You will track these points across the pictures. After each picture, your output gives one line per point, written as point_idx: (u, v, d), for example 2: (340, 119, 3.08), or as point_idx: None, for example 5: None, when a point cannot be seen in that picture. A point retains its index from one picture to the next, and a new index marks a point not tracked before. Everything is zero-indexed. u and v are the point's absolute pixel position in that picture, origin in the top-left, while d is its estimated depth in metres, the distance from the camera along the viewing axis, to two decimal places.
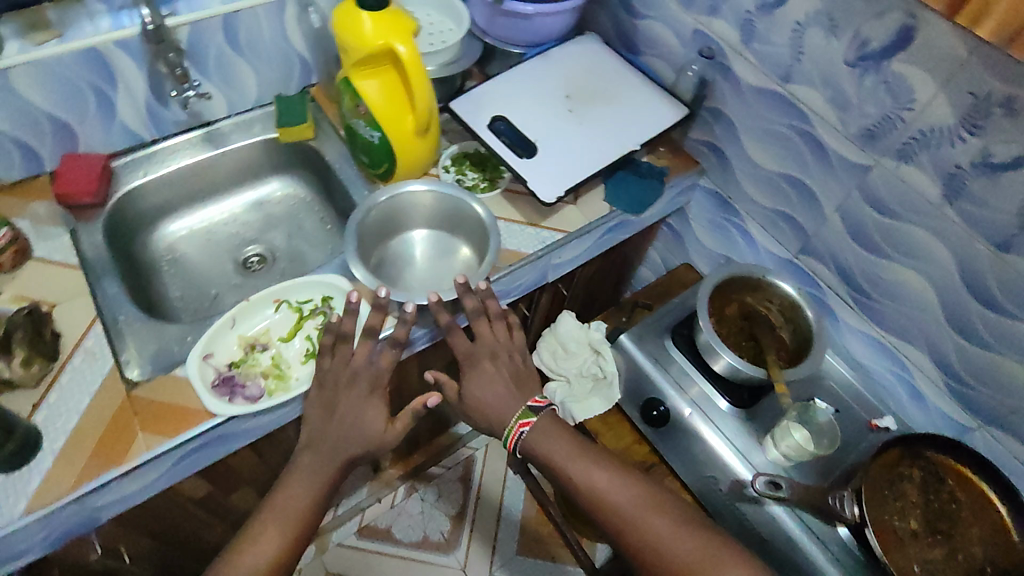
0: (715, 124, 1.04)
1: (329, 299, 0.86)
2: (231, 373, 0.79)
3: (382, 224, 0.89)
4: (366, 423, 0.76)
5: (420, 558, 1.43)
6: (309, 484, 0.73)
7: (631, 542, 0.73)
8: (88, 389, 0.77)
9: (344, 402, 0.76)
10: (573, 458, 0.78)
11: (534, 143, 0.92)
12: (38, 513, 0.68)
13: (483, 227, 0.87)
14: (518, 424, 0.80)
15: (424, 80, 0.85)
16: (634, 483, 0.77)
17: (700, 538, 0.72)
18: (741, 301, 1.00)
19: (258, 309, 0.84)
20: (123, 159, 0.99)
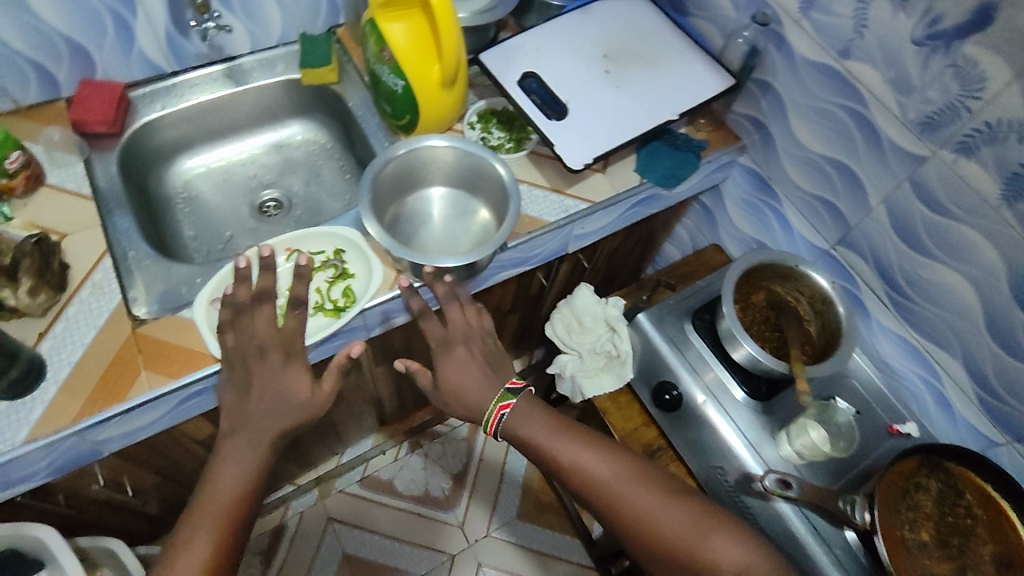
0: (762, 98, 0.97)
1: (341, 252, 0.85)
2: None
3: (398, 180, 0.85)
4: (286, 398, 0.71)
5: (420, 513, 1.46)
6: (233, 472, 0.69)
7: (620, 519, 0.73)
8: (94, 323, 0.76)
9: (264, 373, 0.72)
10: (555, 438, 0.76)
11: (565, 104, 0.86)
12: (38, 443, 0.69)
13: (503, 193, 0.83)
14: (498, 406, 0.77)
15: (452, 25, 0.80)
16: (618, 459, 0.76)
17: (687, 509, 0.73)
18: (770, 289, 0.97)
19: (269, 256, 0.83)
20: (143, 89, 0.96)
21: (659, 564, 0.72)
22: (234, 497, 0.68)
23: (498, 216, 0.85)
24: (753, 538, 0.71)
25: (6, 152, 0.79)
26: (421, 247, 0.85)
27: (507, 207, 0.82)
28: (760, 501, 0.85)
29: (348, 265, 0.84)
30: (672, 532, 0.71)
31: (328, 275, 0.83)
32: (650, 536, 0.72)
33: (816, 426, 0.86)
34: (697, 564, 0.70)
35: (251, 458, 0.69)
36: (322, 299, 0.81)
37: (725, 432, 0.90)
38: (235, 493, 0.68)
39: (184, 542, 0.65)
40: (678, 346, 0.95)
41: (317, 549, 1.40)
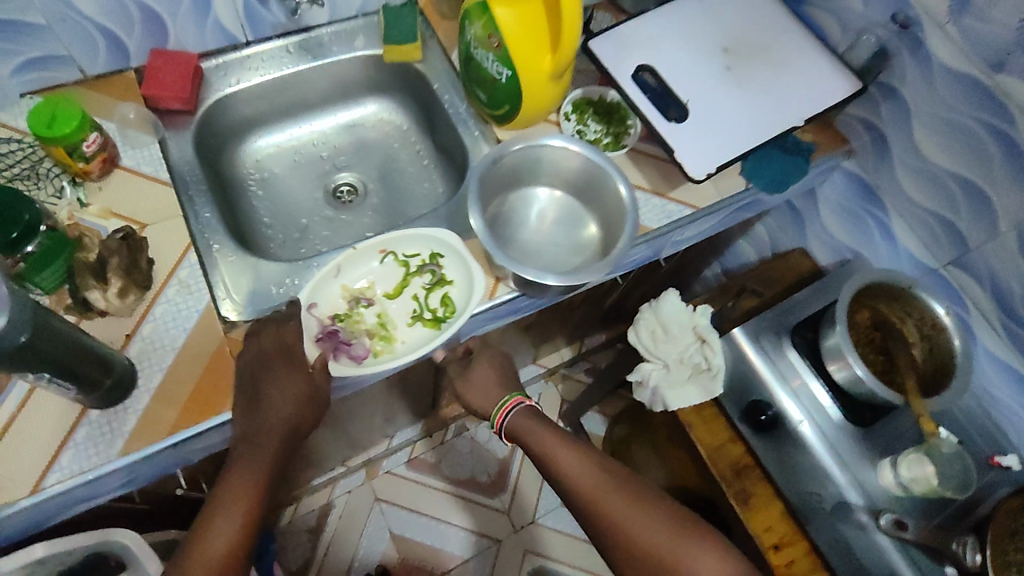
0: (883, 103, 0.90)
1: (439, 256, 0.79)
2: (335, 327, 0.74)
3: (513, 170, 0.80)
4: (285, 402, 0.66)
5: (467, 496, 1.47)
6: (245, 475, 0.64)
7: (599, 521, 0.74)
8: (184, 325, 0.72)
9: (263, 376, 0.67)
10: (549, 440, 0.79)
11: (685, 104, 0.79)
12: (137, 456, 0.66)
13: (618, 218, 0.77)
14: (513, 398, 0.83)
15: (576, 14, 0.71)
16: (602, 463, 0.77)
17: (668, 517, 0.73)
18: (875, 308, 0.93)
19: (363, 258, 0.78)
20: (215, 60, 0.88)
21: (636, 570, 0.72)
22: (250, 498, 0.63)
23: (604, 244, 0.79)
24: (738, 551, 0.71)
25: (83, 135, 0.71)
26: (520, 252, 0.79)
27: (618, 237, 0.76)
28: (857, 530, 0.86)
29: (445, 270, 0.79)
30: (651, 539, 0.71)
31: (426, 281, 0.79)
32: (627, 542, 0.72)
33: (921, 460, 0.82)
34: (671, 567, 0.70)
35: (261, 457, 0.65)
36: (421, 308, 0.77)
37: (824, 458, 0.89)
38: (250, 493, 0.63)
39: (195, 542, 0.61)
40: (774, 364, 0.93)
41: (365, 529, 1.41)
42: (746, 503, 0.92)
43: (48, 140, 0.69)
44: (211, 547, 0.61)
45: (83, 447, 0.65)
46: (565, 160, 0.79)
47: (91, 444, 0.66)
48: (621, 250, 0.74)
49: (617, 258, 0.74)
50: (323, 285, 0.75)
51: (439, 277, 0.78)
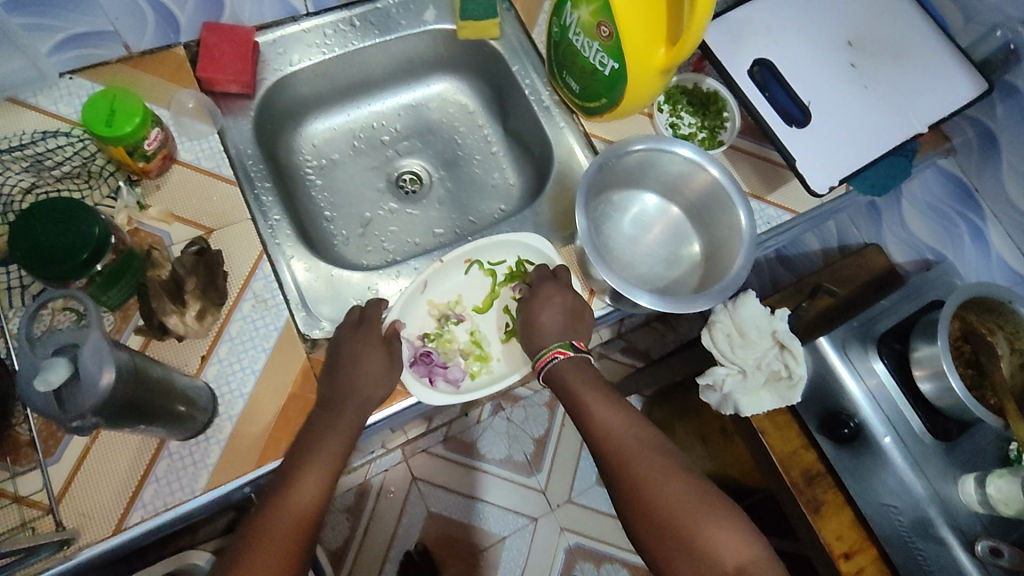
0: (999, 102, 0.84)
1: (527, 263, 0.74)
2: (428, 349, 0.71)
3: (624, 173, 0.75)
4: (360, 384, 0.63)
5: (503, 475, 1.44)
6: (314, 456, 0.59)
7: (625, 483, 0.62)
8: (263, 345, 0.65)
9: (349, 348, 0.64)
10: (583, 387, 0.66)
11: (807, 105, 0.72)
12: (220, 491, 0.61)
13: (727, 242, 0.72)
14: (556, 350, 0.66)
15: (707, 16, 0.62)
16: (637, 420, 0.65)
17: (701, 492, 0.61)
18: (964, 318, 0.88)
19: (449, 270, 0.73)
20: (273, 34, 0.78)
21: (653, 547, 0.60)
22: (321, 481, 0.58)
23: (704, 270, 0.74)
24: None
25: (145, 132, 0.63)
26: (615, 263, 0.74)
27: (722, 267, 0.71)
28: (935, 546, 0.84)
29: None
30: (667, 507, 0.60)
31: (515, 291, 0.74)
32: (648, 511, 0.60)
33: (998, 479, 0.80)
34: (691, 551, 0.58)
35: (333, 437, 0.60)
36: (513, 322, 0.73)
37: (905, 473, 0.86)
38: (317, 476, 0.58)
39: (262, 525, 0.56)
40: (857, 372, 0.89)
41: (402, 509, 1.39)
42: (818, 512, 0.87)
43: (109, 139, 0.62)
44: (289, 507, 0.57)
45: (163, 482, 0.60)
46: (688, 172, 0.73)
47: (172, 479, 0.61)
48: (726, 282, 0.68)
49: (721, 289, 0.68)
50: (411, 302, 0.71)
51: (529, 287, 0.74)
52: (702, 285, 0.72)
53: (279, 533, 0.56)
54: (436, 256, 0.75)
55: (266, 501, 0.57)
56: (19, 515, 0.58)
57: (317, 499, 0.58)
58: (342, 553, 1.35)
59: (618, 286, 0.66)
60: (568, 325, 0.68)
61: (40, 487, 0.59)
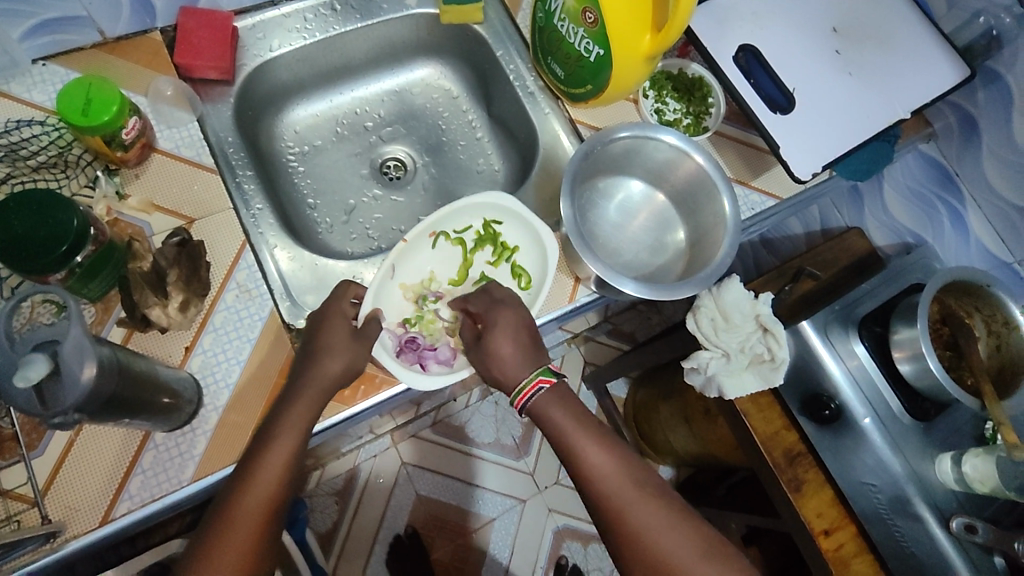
0: (981, 88, 0.84)
1: (492, 222, 0.74)
2: (411, 334, 0.70)
3: (610, 160, 0.75)
4: (320, 387, 0.61)
5: (491, 459, 1.46)
6: (249, 485, 0.57)
7: (620, 531, 0.63)
8: (247, 336, 0.65)
9: (320, 339, 0.63)
10: (572, 430, 0.65)
11: (791, 92, 0.71)
12: (208, 481, 0.61)
13: (713, 229, 0.72)
14: (538, 379, 0.65)
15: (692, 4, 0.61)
16: (626, 459, 0.66)
17: (699, 537, 0.64)
18: (943, 302, 0.90)
19: (416, 248, 0.73)
20: (252, 19, 0.77)
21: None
22: (258, 510, 0.57)
23: (689, 257, 0.75)
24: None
25: (123, 122, 0.63)
26: (602, 250, 0.75)
27: (707, 254, 0.71)
28: (911, 522, 0.86)
29: (505, 236, 0.74)
30: (665, 552, 0.62)
31: (488, 254, 0.75)
32: (647, 560, 0.62)
33: (972, 458, 0.82)
34: None
35: (268, 463, 0.58)
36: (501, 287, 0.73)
37: (884, 452, 0.88)
38: (253, 506, 0.57)
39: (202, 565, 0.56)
40: (839, 354, 0.90)
41: (391, 494, 1.40)
42: (800, 491, 0.89)
43: (86, 129, 0.61)
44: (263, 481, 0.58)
45: (150, 474, 0.60)
46: (677, 160, 0.73)
47: (159, 470, 0.61)
48: (710, 269, 0.69)
49: (705, 277, 0.68)
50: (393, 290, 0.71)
51: (500, 245, 0.74)
52: (687, 273, 0.73)
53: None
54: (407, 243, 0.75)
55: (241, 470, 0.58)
56: (5, 509, 0.58)
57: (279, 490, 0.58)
58: (332, 537, 1.36)
59: (605, 276, 0.67)
60: (530, 352, 0.66)
61: (25, 480, 0.59)
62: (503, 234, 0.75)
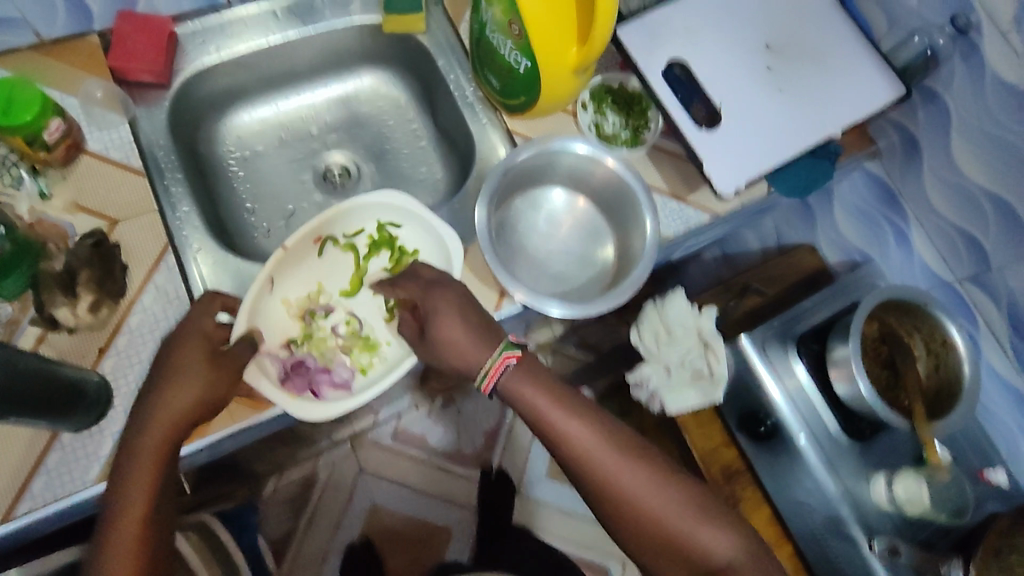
0: (921, 107, 0.83)
1: (387, 226, 0.77)
2: (300, 358, 0.72)
3: (530, 172, 0.76)
4: (192, 397, 0.59)
5: (451, 469, 1.45)
6: (129, 487, 0.57)
7: (607, 494, 0.65)
8: (163, 338, 0.66)
9: (171, 363, 0.61)
10: (549, 405, 0.66)
11: (717, 107, 0.72)
12: (111, 483, 0.61)
13: (637, 242, 0.73)
14: (503, 355, 0.66)
15: (613, 9, 0.62)
16: (605, 426, 0.67)
17: (686, 490, 0.66)
18: (883, 320, 0.90)
19: (303, 259, 0.74)
20: (192, 24, 0.78)
21: (648, 552, 0.65)
22: (140, 515, 0.57)
23: (614, 272, 0.75)
24: (745, 534, 0.65)
25: (45, 123, 0.65)
26: (527, 262, 0.75)
27: (629, 266, 0.72)
28: (846, 543, 0.85)
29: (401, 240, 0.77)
30: (654, 510, 0.65)
31: (383, 259, 0.77)
32: (637, 519, 0.65)
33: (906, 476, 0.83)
34: (682, 553, 0.64)
35: (143, 466, 0.58)
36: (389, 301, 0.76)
37: (820, 472, 0.87)
38: (138, 506, 0.57)
39: (102, 567, 0.56)
40: (778, 371, 0.89)
41: (347, 501, 1.40)
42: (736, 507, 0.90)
43: (6, 128, 0.63)
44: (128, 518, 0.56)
45: (55, 474, 0.61)
46: (588, 166, 0.75)
47: (63, 471, 0.61)
48: (630, 282, 0.69)
49: (625, 289, 0.69)
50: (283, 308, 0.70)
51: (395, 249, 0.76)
52: (611, 286, 0.73)
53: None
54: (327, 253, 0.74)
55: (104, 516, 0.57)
56: None
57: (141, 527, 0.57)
58: (285, 543, 1.36)
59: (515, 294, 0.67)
60: (481, 332, 0.66)
61: None
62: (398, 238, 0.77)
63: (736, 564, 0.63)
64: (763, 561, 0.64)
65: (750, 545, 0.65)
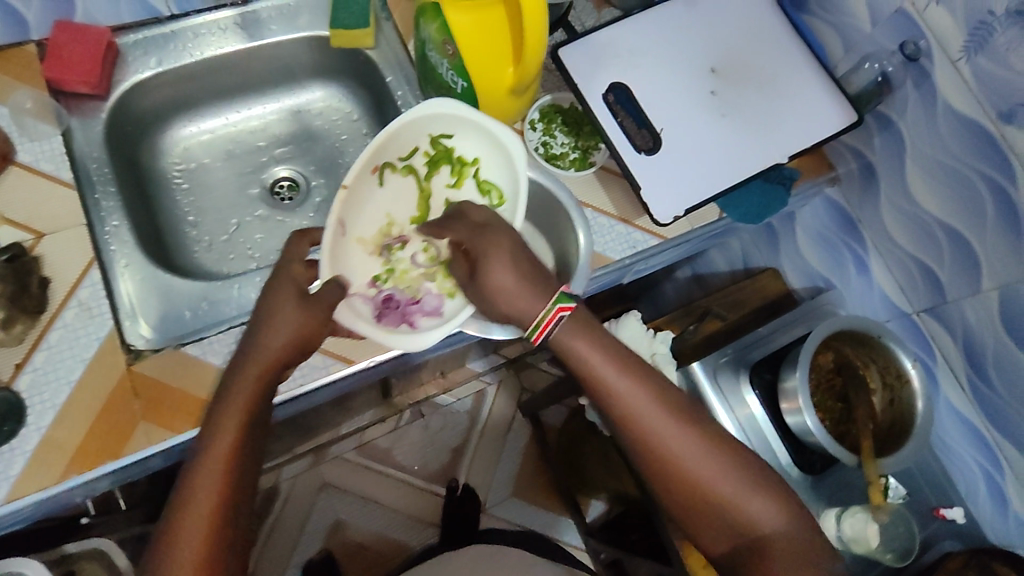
0: (876, 134, 0.81)
1: (443, 139, 0.66)
2: (388, 294, 0.65)
3: None
4: (271, 350, 0.60)
5: (416, 484, 1.43)
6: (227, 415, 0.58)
7: (657, 460, 0.62)
8: (81, 356, 0.64)
9: (266, 309, 0.62)
10: (603, 363, 0.62)
11: (658, 133, 0.71)
12: (19, 504, 0.60)
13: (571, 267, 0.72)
14: (558, 307, 0.60)
15: (543, 25, 0.62)
16: (661, 389, 0.63)
17: (738, 459, 0.63)
18: (840, 351, 0.87)
19: (364, 193, 0.66)
20: (134, 35, 0.77)
21: (689, 515, 0.63)
22: (221, 478, 0.56)
23: None
24: (794, 506, 0.63)
25: None
26: None
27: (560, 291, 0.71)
28: None
29: (464, 152, 0.66)
30: (706, 479, 0.62)
31: (446, 175, 0.67)
32: (689, 487, 0.62)
33: (853, 513, 0.80)
34: (731, 522, 0.62)
35: (240, 393, 0.59)
36: None
37: None
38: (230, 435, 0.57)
39: (176, 530, 0.54)
40: (730, 401, 0.87)
41: (309, 516, 1.37)
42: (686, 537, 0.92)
43: None
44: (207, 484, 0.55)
45: None
46: None
47: None
48: None
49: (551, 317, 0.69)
50: (206, 336, 0.68)
51: (456, 161, 0.66)
52: None
53: (201, 508, 0.55)
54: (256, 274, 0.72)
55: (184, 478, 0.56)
56: None
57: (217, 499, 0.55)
58: None
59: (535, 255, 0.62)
60: (532, 279, 0.61)
61: None
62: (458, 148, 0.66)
63: (783, 535, 0.61)
64: (813, 534, 0.62)
65: (797, 516, 0.63)
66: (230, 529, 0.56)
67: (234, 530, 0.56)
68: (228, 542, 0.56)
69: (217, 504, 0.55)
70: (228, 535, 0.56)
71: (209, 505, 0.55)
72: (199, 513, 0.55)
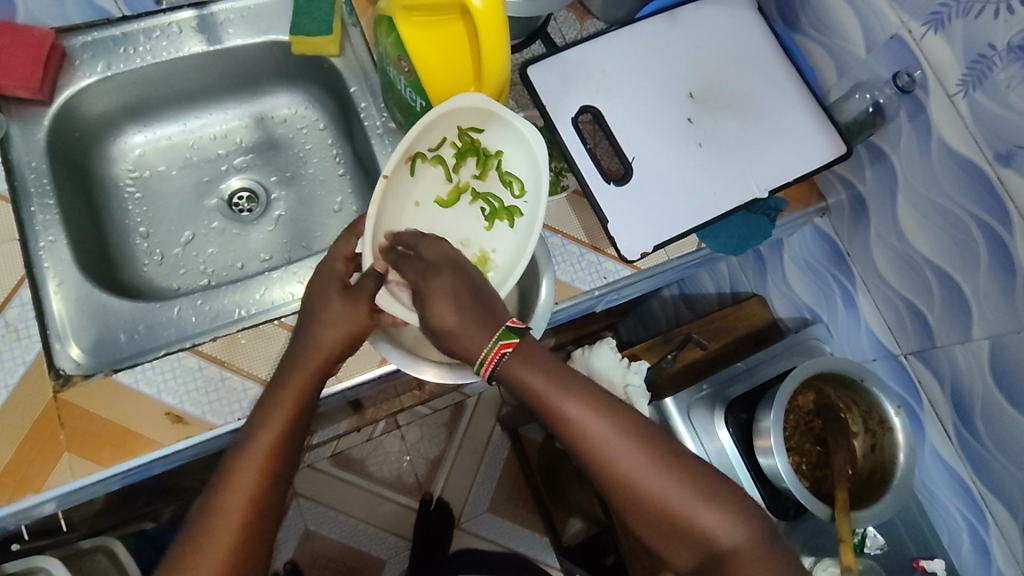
0: (868, 166, 0.77)
1: (473, 131, 0.62)
2: None
3: None
4: (323, 348, 0.57)
5: (390, 496, 1.38)
6: (275, 409, 0.56)
7: (611, 483, 0.56)
8: (5, 381, 0.61)
9: (317, 307, 0.58)
10: (550, 386, 0.55)
11: (629, 161, 0.70)
12: None
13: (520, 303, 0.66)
14: (499, 345, 0.54)
15: (502, 41, 0.58)
16: (613, 409, 0.56)
17: (698, 475, 0.56)
18: (822, 391, 0.83)
19: (395, 183, 0.59)
20: (83, 37, 0.73)
21: (652, 535, 0.57)
22: (252, 485, 0.53)
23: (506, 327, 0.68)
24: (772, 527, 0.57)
25: None
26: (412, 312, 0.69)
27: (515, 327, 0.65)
28: None
29: (493, 144, 0.62)
30: (663, 499, 0.55)
31: (471, 167, 0.62)
32: (644, 507, 0.55)
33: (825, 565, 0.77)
34: (693, 541, 0.56)
35: (292, 387, 0.57)
36: (503, 204, 0.62)
37: None
38: (274, 432, 0.55)
39: (196, 535, 0.52)
40: (700, 433, 0.82)
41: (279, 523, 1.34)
42: None
43: None
44: (236, 489, 0.53)
45: None
46: None
47: None
48: None
49: None
50: (141, 362, 0.64)
51: (484, 153, 0.62)
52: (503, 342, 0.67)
53: (233, 509, 0.52)
54: (198, 295, 0.68)
55: (215, 481, 0.54)
56: None
57: (245, 512, 0.52)
58: None
59: (492, 291, 0.56)
60: (476, 315, 0.54)
61: None
62: (484, 140, 0.62)
63: (747, 553, 0.55)
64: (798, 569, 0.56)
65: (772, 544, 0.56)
66: (257, 532, 0.53)
67: (262, 532, 0.53)
68: (257, 543, 0.53)
69: (243, 516, 0.52)
70: (259, 534, 0.53)
71: (241, 506, 0.52)
72: (230, 515, 0.52)
